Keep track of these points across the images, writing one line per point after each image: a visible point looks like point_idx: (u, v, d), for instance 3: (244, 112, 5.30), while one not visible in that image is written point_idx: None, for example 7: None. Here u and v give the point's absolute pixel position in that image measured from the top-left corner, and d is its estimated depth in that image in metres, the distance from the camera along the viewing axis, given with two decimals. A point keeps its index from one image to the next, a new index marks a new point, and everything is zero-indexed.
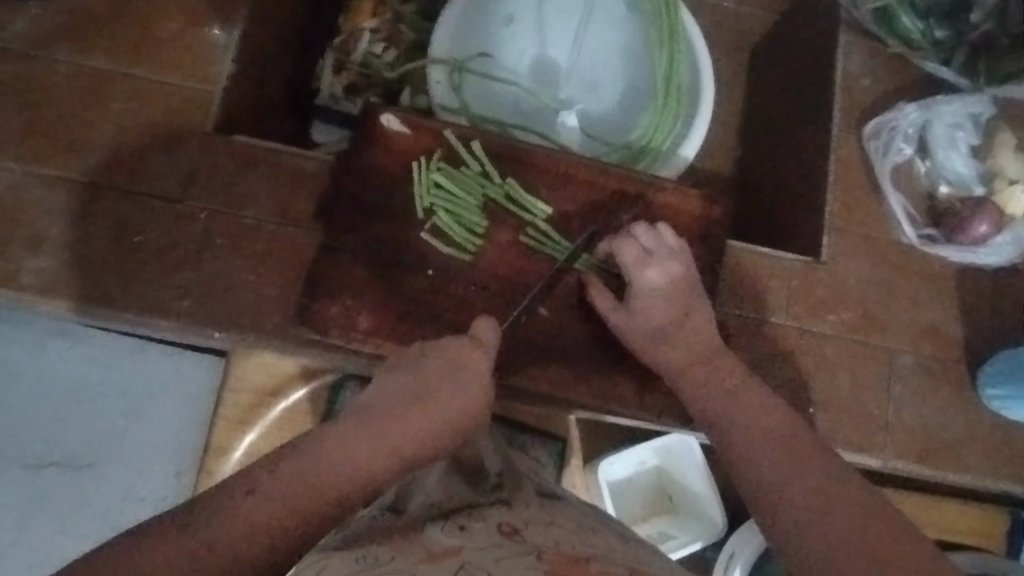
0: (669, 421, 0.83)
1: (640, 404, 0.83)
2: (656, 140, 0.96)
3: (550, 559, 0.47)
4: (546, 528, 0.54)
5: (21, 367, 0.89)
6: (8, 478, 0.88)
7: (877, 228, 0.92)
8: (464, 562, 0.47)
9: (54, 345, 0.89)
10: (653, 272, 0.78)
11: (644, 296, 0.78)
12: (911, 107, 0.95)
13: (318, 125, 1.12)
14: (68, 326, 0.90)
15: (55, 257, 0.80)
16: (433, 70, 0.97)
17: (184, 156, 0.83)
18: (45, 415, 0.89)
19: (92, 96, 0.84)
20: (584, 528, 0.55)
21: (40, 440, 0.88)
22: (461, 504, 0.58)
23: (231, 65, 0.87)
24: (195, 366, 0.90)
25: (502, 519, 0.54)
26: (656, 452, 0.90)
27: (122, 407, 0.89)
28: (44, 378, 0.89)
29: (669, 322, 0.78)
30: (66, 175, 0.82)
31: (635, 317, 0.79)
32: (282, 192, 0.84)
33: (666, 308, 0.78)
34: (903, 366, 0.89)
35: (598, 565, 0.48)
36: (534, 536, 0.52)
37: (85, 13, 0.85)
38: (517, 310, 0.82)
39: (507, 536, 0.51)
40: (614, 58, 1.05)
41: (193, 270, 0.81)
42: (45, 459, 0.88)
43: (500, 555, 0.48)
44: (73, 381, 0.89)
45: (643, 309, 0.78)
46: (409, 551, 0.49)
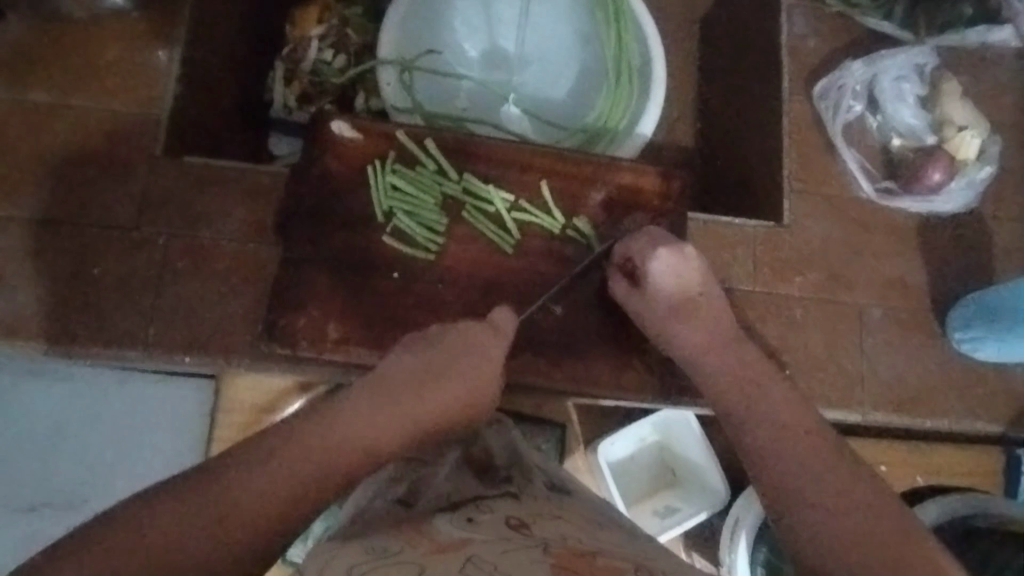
0: (650, 398, 0.84)
1: (620, 385, 0.83)
2: (611, 121, 0.97)
3: (556, 552, 0.47)
4: (554, 522, 0.54)
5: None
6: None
7: (836, 186, 0.94)
8: (470, 554, 0.47)
9: (28, 385, 0.87)
10: (664, 252, 0.80)
11: (660, 276, 0.79)
12: (858, 65, 0.96)
13: (276, 137, 1.10)
14: (41, 363, 0.87)
15: (11, 299, 0.78)
16: (383, 71, 0.96)
17: (134, 181, 0.82)
18: (26, 457, 0.87)
19: (33, 129, 0.82)
20: (591, 524, 0.54)
21: (28, 485, 0.86)
22: (469, 494, 0.58)
23: (174, 85, 0.85)
24: (181, 393, 0.88)
25: (508, 512, 0.54)
26: (654, 428, 0.92)
27: (105, 440, 0.87)
28: (22, 420, 0.87)
29: (685, 301, 0.79)
30: (14, 213, 0.79)
31: (657, 299, 0.79)
32: (238, 209, 0.83)
33: (682, 286, 0.80)
34: (873, 320, 0.90)
35: (604, 559, 0.48)
36: (542, 529, 0.52)
37: (17, 46, 0.83)
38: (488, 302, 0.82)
39: (515, 529, 0.51)
40: (564, 44, 1.05)
41: (156, 297, 0.79)
42: (36, 503, 0.86)
43: (508, 547, 0.48)
44: (54, 419, 0.87)
45: (659, 292, 0.79)
46: (415, 547, 0.49)
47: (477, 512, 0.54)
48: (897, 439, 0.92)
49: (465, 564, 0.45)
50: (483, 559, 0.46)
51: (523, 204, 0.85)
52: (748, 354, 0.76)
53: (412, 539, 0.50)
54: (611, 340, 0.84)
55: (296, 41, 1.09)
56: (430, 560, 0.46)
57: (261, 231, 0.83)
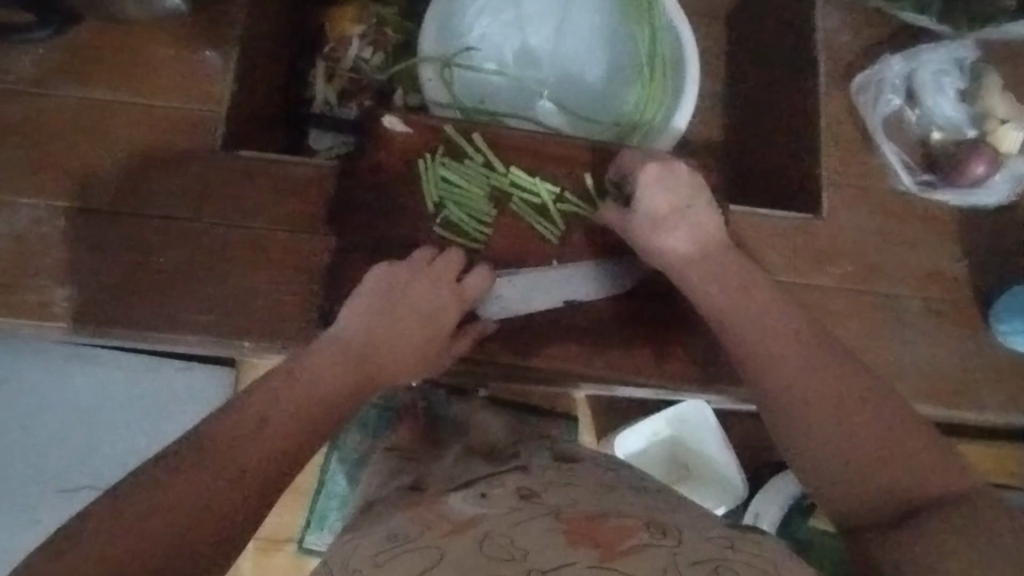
0: (685, 387, 0.86)
1: (654, 374, 0.85)
2: (647, 114, 0.99)
3: (568, 517, 0.51)
4: (564, 489, 0.57)
5: (47, 397, 0.95)
6: (46, 505, 0.93)
7: (875, 179, 0.94)
8: (486, 531, 0.50)
9: (72, 372, 0.95)
10: (653, 166, 0.81)
11: (645, 190, 0.81)
12: (896, 59, 0.97)
13: (313, 133, 1.11)
14: (83, 349, 0.96)
15: (80, 286, 0.84)
16: (424, 68, 0.98)
17: (192, 175, 0.87)
18: (71, 440, 0.94)
19: (99, 127, 0.87)
20: (602, 487, 0.57)
21: (72, 467, 0.94)
22: (479, 474, 0.62)
23: (229, 83, 0.90)
24: (207, 377, 0.95)
25: (520, 484, 0.58)
26: (669, 423, 0.95)
27: (141, 424, 0.95)
28: (68, 404, 0.95)
29: (672, 212, 0.80)
30: (82, 206, 0.85)
31: (642, 214, 0.81)
32: (290, 201, 0.87)
33: (667, 198, 0.80)
34: (912, 311, 0.91)
35: (615, 519, 0.51)
36: (552, 496, 0.55)
37: (83, 47, 0.89)
38: (521, 292, 0.85)
39: (525, 499, 0.55)
40: (598, 39, 1.07)
41: (215, 285, 0.84)
42: (78, 484, 0.94)
43: (523, 518, 0.51)
44: (96, 404, 0.95)
45: (645, 206, 0.80)
46: (434, 526, 0.52)
47: (490, 487, 0.58)
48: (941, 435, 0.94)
49: (482, 540, 0.49)
50: (499, 536, 0.49)
51: (569, 195, 0.87)
52: (753, 269, 0.77)
53: (430, 522, 0.53)
54: (640, 333, 0.86)
55: (337, 40, 1.13)
56: (447, 540, 0.50)
57: (310, 220, 0.87)
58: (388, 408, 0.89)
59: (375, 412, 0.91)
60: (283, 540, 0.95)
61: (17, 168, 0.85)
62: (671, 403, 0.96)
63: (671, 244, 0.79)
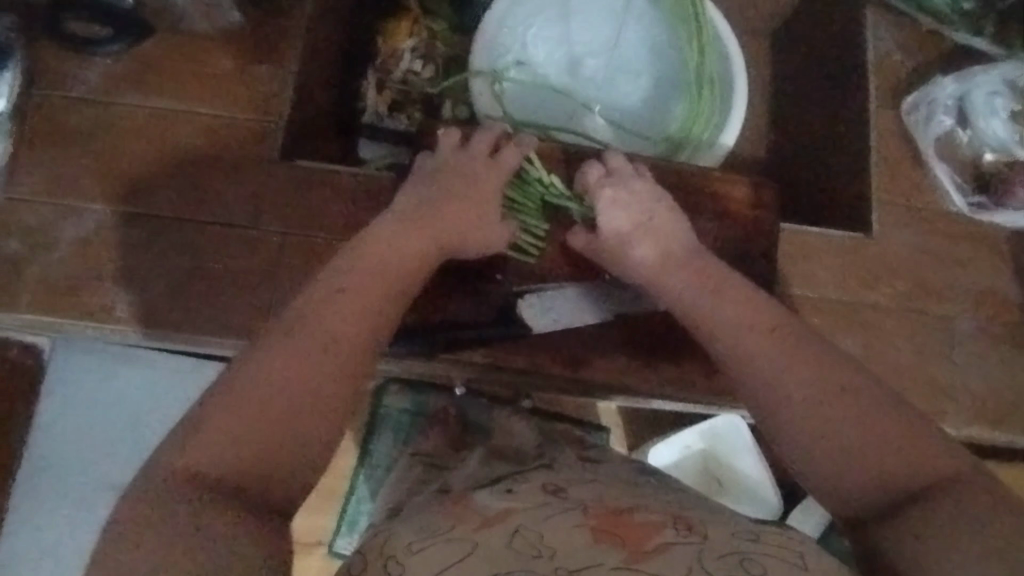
0: (721, 401, 0.87)
1: (695, 389, 0.86)
2: (695, 130, 1.00)
3: (595, 513, 0.53)
4: (588, 485, 0.60)
5: (97, 394, 0.95)
6: (90, 504, 0.93)
7: (926, 199, 0.93)
8: (518, 526, 0.52)
9: (124, 371, 0.95)
10: (608, 190, 0.79)
11: (603, 212, 0.79)
12: (949, 79, 0.95)
13: (364, 143, 1.13)
14: (135, 350, 0.95)
15: (141, 288, 0.87)
16: (475, 81, 1.01)
17: (250, 184, 0.90)
18: (118, 441, 0.94)
19: (164, 137, 0.91)
20: (625, 487, 0.60)
21: (118, 468, 0.94)
22: (503, 473, 0.66)
23: (286, 95, 0.93)
24: None
25: (546, 480, 0.60)
26: (702, 436, 0.95)
27: None
28: (118, 404, 0.95)
29: (635, 227, 0.78)
30: (146, 211, 0.89)
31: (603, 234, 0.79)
32: (345, 211, 0.90)
33: (627, 216, 0.79)
34: (963, 331, 0.89)
35: (641, 514, 0.53)
36: (577, 492, 0.58)
37: (150, 60, 0.93)
38: (561, 301, 0.86)
39: (552, 493, 0.57)
40: (647, 55, 1.09)
41: (271, 291, 0.87)
42: (123, 485, 0.93)
43: (550, 513, 0.53)
44: (145, 405, 0.95)
45: (607, 226, 0.79)
46: (465, 517, 0.54)
47: (516, 484, 0.60)
48: (991, 458, 0.92)
49: (513, 535, 0.50)
50: (528, 530, 0.51)
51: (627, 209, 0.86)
52: (725, 277, 0.73)
53: (463, 516, 0.54)
54: (679, 348, 0.86)
55: (388, 53, 1.16)
56: (482, 535, 0.51)
57: (361, 230, 0.89)
58: (418, 412, 0.89)
59: (405, 412, 0.90)
60: (315, 543, 0.90)
61: (85, 175, 0.89)
62: (703, 416, 0.96)
63: (636, 260, 0.77)
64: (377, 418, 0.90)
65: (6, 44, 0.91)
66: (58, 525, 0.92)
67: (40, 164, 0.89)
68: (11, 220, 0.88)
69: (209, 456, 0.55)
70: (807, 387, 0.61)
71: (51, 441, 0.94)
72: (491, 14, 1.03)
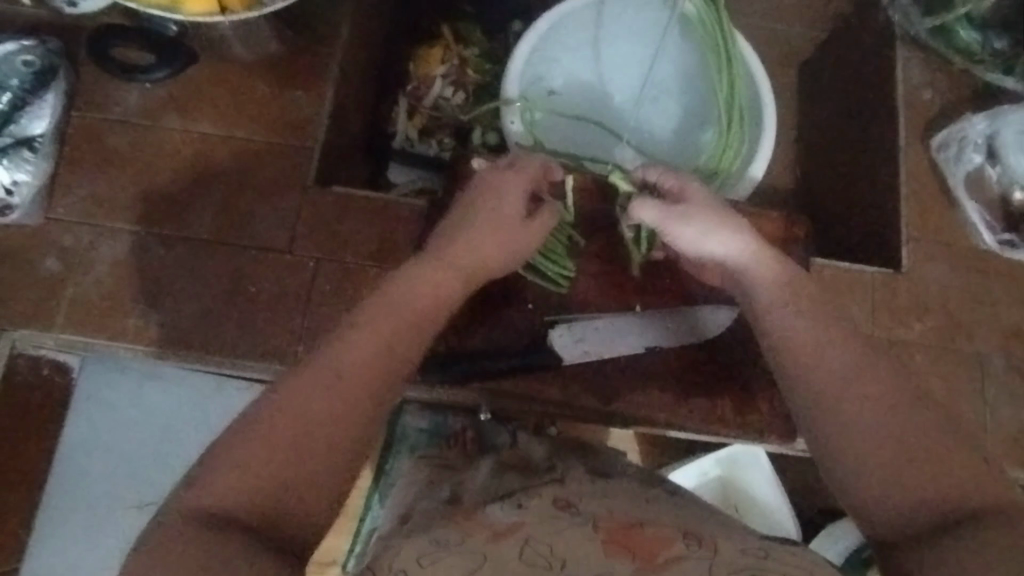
0: (749, 437, 0.86)
1: (722, 425, 0.86)
2: (725, 162, 0.98)
3: (606, 526, 0.54)
4: (599, 500, 0.60)
5: (120, 410, 0.96)
6: (110, 519, 0.94)
7: (957, 235, 0.93)
8: (527, 538, 0.53)
9: (149, 389, 0.97)
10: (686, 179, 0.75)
11: (691, 195, 0.74)
12: (979, 117, 0.94)
13: (395, 167, 1.15)
14: (161, 368, 0.97)
15: (177, 308, 0.89)
16: (508, 112, 1.00)
17: (286, 207, 0.92)
18: (137, 458, 0.96)
19: (203, 160, 0.93)
20: (638, 500, 0.61)
21: (138, 484, 0.95)
22: (516, 487, 0.65)
23: (321, 121, 0.95)
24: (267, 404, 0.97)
25: (556, 495, 0.60)
26: (719, 464, 0.96)
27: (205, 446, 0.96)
28: (141, 421, 0.97)
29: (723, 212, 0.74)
30: (183, 232, 0.90)
31: (700, 212, 0.72)
32: (379, 236, 0.91)
33: (710, 202, 0.74)
34: (994, 369, 0.89)
35: (651, 527, 0.54)
36: (588, 507, 0.58)
37: (191, 86, 0.95)
38: (591, 331, 0.86)
39: (563, 509, 0.57)
40: (673, 84, 1.10)
41: (303, 314, 0.88)
42: (143, 501, 0.95)
43: (561, 527, 0.54)
44: (167, 423, 0.97)
45: (699, 207, 0.72)
46: (473, 533, 0.55)
47: (527, 499, 0.60)
48: None
49: (523, 549, 0.51)
50: (538, 542, 0.52)
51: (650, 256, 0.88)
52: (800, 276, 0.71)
53: (471, 531, 0.56)
54: (707, 381, 0.86)
55: (421, 79, 1.19)
56: (490, 547, 0.52)
57: (395, 256, 0.91)
58: (436, 434, 0.88)
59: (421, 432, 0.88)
60: (329, 563, 0.94)
61: (126, 196, 0.91)
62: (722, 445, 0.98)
63: (742, 240, 0.71)
64: (395, 438, 0.90)
65: (47, 68, 0.93)
66: (76, 544, 0.93)
67: (82, 186, 0.92)
68: (52, 239, 0.90)
69: (239, 472, 0.56)
70: (833, 388, 0.61)
71: (74, 461, 0.95)
72: (523, 44, 1.02)
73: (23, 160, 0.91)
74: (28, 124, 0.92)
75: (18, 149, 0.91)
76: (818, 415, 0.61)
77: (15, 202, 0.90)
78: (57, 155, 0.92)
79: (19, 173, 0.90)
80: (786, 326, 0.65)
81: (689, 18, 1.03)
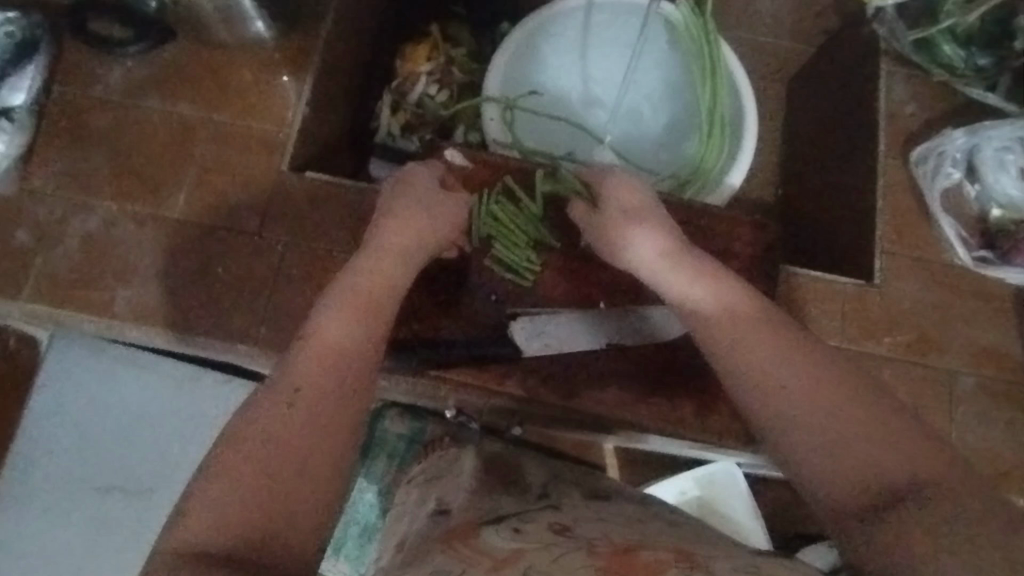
0: (731, 443, 0.86)
1: (702, 427, 0.85)
2: (702, 169, 0.99)
3: (602, 552, 0.53)
4: (593, 523, 0.59)
5: (93, 391, 0.96)
6: (78, 500, 0.95)
7: (931, 251, 0.93)
8: (527, 565, 0.52)
9: (123, 372, 0.96)
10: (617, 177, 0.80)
11: (610, 192, 0.80)
12: (959, 132, 0.95)
13: (375, 163, 1.12)
14: (137, 352, 0.97)
15: (144, 288, 0.87)
16: (487, 107, 1.01)
17: (260, 191, 0.90)
18: (107, 440, 0.95)
19: (177, 140, 0.92)
20: (631, 520, 0.60)
21: (106, 468, 0.95)
22: (511, 510, 0.65)
23: (301, 108, 0.94)
24: (243, 395, 0.97)
25: (550, 520, 0.60)
26: (699, 483, 0.97)
27: (175, 435, 0.96)
28: (112, 402, 0.96)
29: (632, 205, 0.78)
30: (154, 212, 0.89)
31: (605, 207, 0.79)
32: (352, 225, 0.90)
33: (623, 197, 0.78)
34: (964, 387, 0.89)
35: (646, 550, 0.53)
36: (584, 530, 0.57)
37: (169, 64, 0.94)
38: (552, 324, 0.86)
39: (558, 532, 0.57)
40: (658, 92, 1.10)
41: (270, 299, 0.87)
42: (112, 485, 0.95)
43: (560, 552, 0.53)
44: (138, 407, 0.96)
45: (608, 202, 0.79)
46: (472, 561, 0.54)
47: (522, 523, 0.60)
48: None
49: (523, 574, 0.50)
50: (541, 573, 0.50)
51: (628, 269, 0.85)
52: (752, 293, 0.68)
53: (470, 560, 0.54)
54: (676, 385, 0.86)
55: (404, 76, 1.17)
56: None
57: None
58: (416, 439, 0.95)
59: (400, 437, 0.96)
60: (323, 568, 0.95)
61: (96, 171, 0.90)
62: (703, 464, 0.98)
63: (637, 236, 0.75)
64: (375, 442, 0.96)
65: (31, 40, 0.91)
66: (38, 520, 0.94)
67: (55, 161, 0.90)
68: (21, 213, 0.88)
69: None
70: (804, 401, 0.60)
71: (38, 438, 0.95)
72: (508, 42, 1.03)
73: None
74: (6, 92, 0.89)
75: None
76: (792, 416, 0.60)
77: None
78: (34, 128, 0.90)
79: None
80: (749, 332, 0.65)
81: (675, 26, 1.04)
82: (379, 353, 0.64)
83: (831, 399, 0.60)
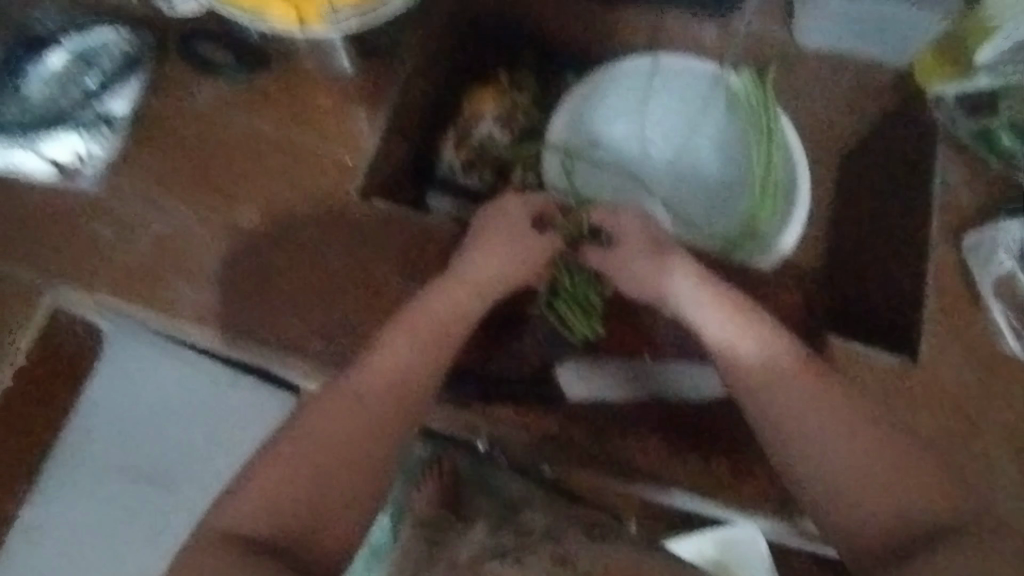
0: (767, 512, 0.84)
1: (737, 491, 0.85)
2: (752, 232, 1.02)
3: None
4: (597, 558, 0.61)
5: (136, 380, 1.02)
6: (108, 481, 1.01)
7: (979, 334, 0.92)
8: None
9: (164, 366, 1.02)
10: (639, 222, 0.87)
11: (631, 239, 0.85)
12: (1015, 224, 0.94)
13: (433, 194, 1.16)
14: (180, 348, 1.02)
15: (207, 290, 0.92)
16: (549, 154, 1.06)
17: (325, 211, 0.95)
18: (141, 428, 1.01)
19: (254, 155, 0.97)
20: (635, 561, 0.62)
21: (138, 456, 1.01)
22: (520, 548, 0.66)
23: (371, 138, 0.98)
24: (270, 400, 1.02)
25: (557, 554, 0.62)
26: (716, 544, 0.99)
27: (204, 433, 1.01)
28: (151, 394, 1.02)
29: (650, 250, 0.84)
30: (225, 221, 0.94)
31: (630, 259, 0.84)
32: (409, 253, 0.93)
33: (648, 246, 0.84)
34: (1002, 473, 0.88)
35: None
36: (586, 565, 0.59)
37: (254, 84, 0.99)
38: (588, 370, 0.89)
39: (562, 567, 0.59)
40: (714, 154, 1.13)
41: (324, 314, 0.91)
42: (140, 472, 1.01)
43: None
44: (174, 402, 1.02)
45: (633, 257, 0.84)
46: None
47: (528, 558, 0.61)
48: None
49: None
50: None
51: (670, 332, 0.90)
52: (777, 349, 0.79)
53: None
54: (723, 445, 0.86)
55: (469, 114, 1.19)
56: None
57: (421, 273, 0.93)
58: (433, 462, 0.99)
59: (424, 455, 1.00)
60: None
61: (178, 179, 0.96)
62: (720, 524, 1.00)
63: (667, 287, 0.83)
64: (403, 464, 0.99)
65: (139, 56, 0.99)
66: (71, 498, 1.01)
67: (142, 165, 0.96)
68: (105, 209, 0.95)
69: None
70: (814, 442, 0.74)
71: (82, 422, 1.01)
72: (574, 93, 1.09)
73: (99, 134, 0.95)
74: (108, 100, 0.96)
75: (96, 124, 0.95)
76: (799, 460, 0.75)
77: (85, 169, 0.95)
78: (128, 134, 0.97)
79: (93, 145, 0.95)
80: (778, 386, 0.77)
81: (736, 94, 1.07)
82: (398, 351, 0.79)
83: (851, 467, 0.73)
